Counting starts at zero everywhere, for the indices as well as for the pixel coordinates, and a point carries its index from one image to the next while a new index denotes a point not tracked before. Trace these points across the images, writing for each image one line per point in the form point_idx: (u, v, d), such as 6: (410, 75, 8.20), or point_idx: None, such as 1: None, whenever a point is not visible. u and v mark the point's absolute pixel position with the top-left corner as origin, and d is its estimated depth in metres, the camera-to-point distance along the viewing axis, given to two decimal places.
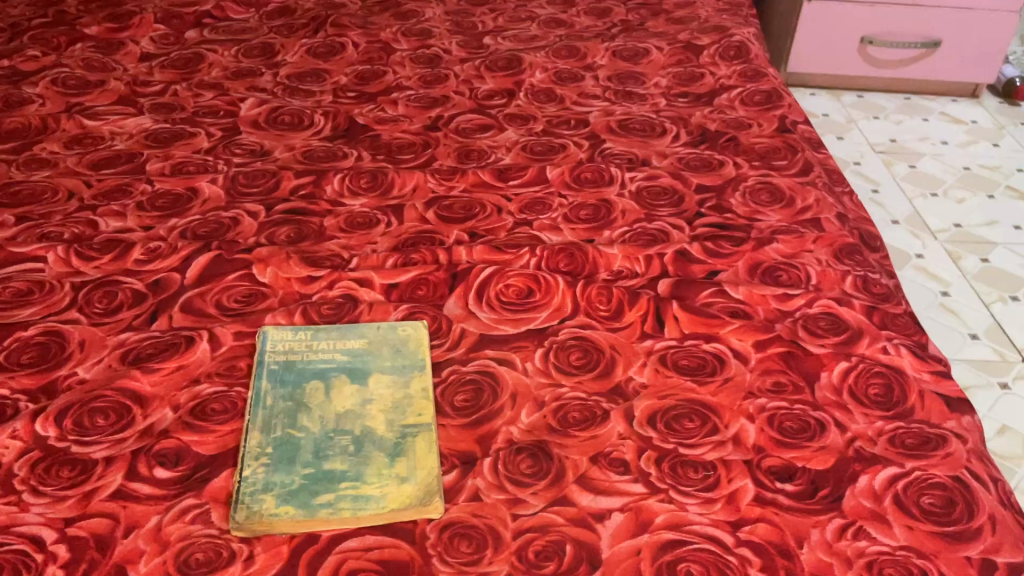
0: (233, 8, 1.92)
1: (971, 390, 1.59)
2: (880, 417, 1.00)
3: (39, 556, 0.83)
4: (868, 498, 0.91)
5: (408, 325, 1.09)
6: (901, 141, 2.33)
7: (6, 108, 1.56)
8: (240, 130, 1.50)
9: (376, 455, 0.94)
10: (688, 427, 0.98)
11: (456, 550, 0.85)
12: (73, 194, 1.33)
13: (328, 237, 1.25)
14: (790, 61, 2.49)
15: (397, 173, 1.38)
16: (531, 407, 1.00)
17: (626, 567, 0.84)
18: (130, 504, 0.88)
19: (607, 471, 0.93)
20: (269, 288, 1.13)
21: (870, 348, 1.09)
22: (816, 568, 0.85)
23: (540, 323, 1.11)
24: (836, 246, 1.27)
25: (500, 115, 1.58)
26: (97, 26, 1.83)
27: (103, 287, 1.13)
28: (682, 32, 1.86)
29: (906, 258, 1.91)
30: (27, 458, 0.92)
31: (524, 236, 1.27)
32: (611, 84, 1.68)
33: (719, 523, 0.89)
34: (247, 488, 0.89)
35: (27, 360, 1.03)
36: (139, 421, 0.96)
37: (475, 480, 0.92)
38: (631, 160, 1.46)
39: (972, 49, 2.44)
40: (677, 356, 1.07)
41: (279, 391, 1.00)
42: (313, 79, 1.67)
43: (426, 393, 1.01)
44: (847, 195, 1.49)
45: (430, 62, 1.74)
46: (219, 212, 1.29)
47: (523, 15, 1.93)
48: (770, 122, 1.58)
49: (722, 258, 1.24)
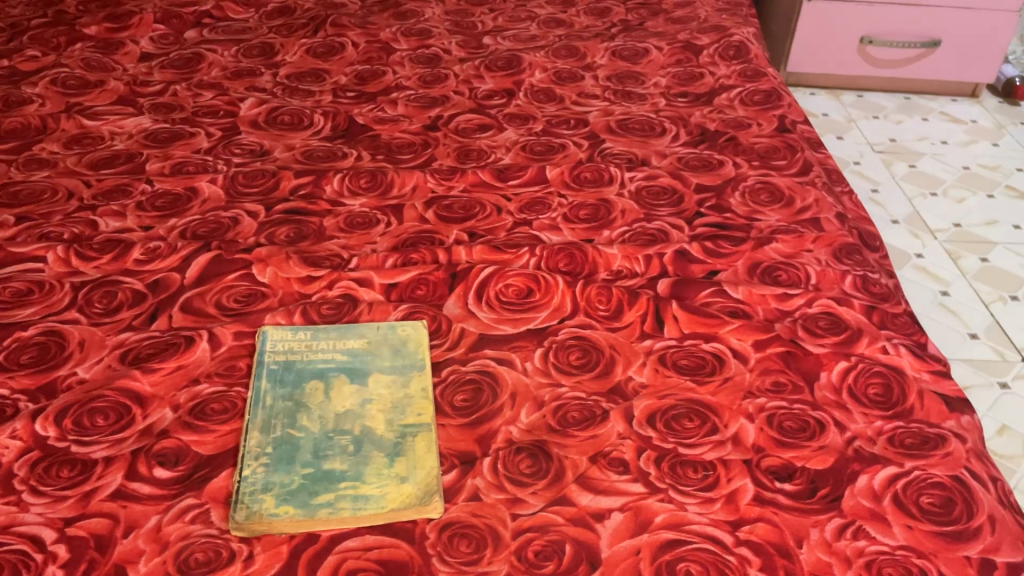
0: (233, 8, 1.92)
1: (971, 390, 1.60)
2: (880, 417, 1.00)
3: (39, 556, 0.83)
4: (868, 497, 0.91)
5: (408, 325, 1.09)
6: (901, 141, 2.33)
7: (5, 108, 1.56)
8: (239, 130, 1.50)
9: (376, 455, 0.94)
10: (687, 426, 0.98)
11: (455, 550, 0.85)
12: (73, 194, 1.33)
13: (328, 237, 1.25)
14: (790, 61, 2.49)
15: (397, 173, 1.38)
16: (530, 407, 1.00)
17: (626, 567, 0.84)
18: (130, 504, 0.88)
19: (607, 471, 0.93)
20: (269, 288, 1.13)
21: (870, 347, 1.09)
22: (816, 568, 0.85)
23: (540, 323, 1.11)
24: (835, 246, 1.27)
25: (500, 115, 1.58)
26: (97, 26, 1.82)
27: (103, 287, 1.13)
28: (682, 32, 1.85)
29: (905, 258, 1.92)
30: (27, 458, 0.92)
31: (523, 236, 1.27)
32: (611, 84, 1.68)
33: (718, 522, 0.89)
34: (247, 489, 0.90)
35: (27, 360, 1.03)
36: (139, 421, 0.96)
37: (475, 480, 0.92)
38: (631, 160, 1.46)
39: (972, 49, 2.44)
40: (676, 355, 1.07)
41: (279, 391, 1.00)
42: (313, 79, 1.67)
43: (426, 393, 1.01)
44: (847, 195, 1.49)
45: (430, 62, 1.74)
46: (219, 212, 1.29)
47: (522, 14, 1.93)
48: (769, 121, 1.58)
49: (722, 258, 1.24)
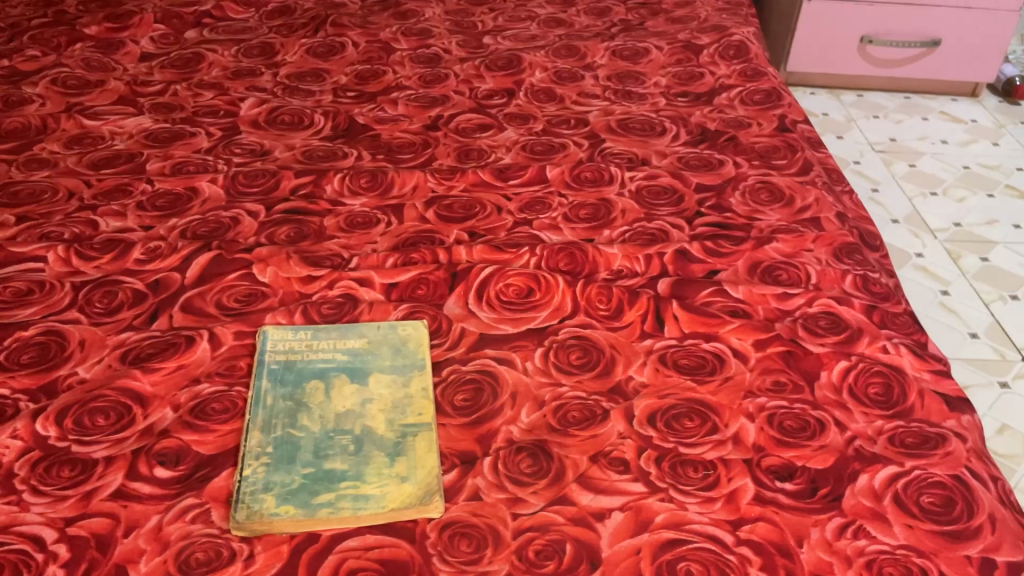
0: (233, 8, 1.92)
1: (971, 389, 1.60)
2: (880, 416, 1.00)
3: (39, 556, 0.83)
4: (868, 497, 0.91)
5: (408, 325, 1.09)
6: (901, 140, 2.33)
7: (6, 108, 1.56)
8: (240, 130, 1.51)
9: (376, 455, 0.94)
10: (687, 426, 0.98)
11: (456, 549, 0.85)
12: (73, 194, 1.33)
13: (328, 236, 1.25)
14: (790, 60, 2.49)
15: (397, 172, 1.38)
16: (530, 406, 1.00)
17: (625, 567, 0.84)
18: (130, 504, 0.88)
19: (607, 471, 0.93)
20: (269, 288, 1.13)
21: (870, 347, 1.09)
22: (816, 568, 0.85)
23: (540, 323, 1.11)
24: (835, 246, 1.27)
25: (500, 115, 1.58)
26: (97, 26, 1.82)
27: (104, 287, 1.13)
28: (682, 32, 1.85)
29: (905, 258, 1.91)
30: (27, 458, 0.92)
31: (524, 236, 1.27)
32: (611, 84, 1.68)
33: (718, 522, 0.89)
34: (247, 488, 0.90)
35: (27, 360, 1.03)
36: (139, 421, 0.96)
37: (475, 480, 0.92)
38: (631, 160, 1.46)
39: (972, 49, 2.44)
40: (676, 355, 1.07)
41: (279, 391, 1.00)
42: (313, 79, 1.67)
43: (426, 393, 1.01)
44: (847, 195, 1.49)
45: (430, 62, 1.74)
46: (219, 212, 1.29)
47: (522, 14, 1.93)
48: (769, 121, 1.58)
49: (722, 258, 1.24)
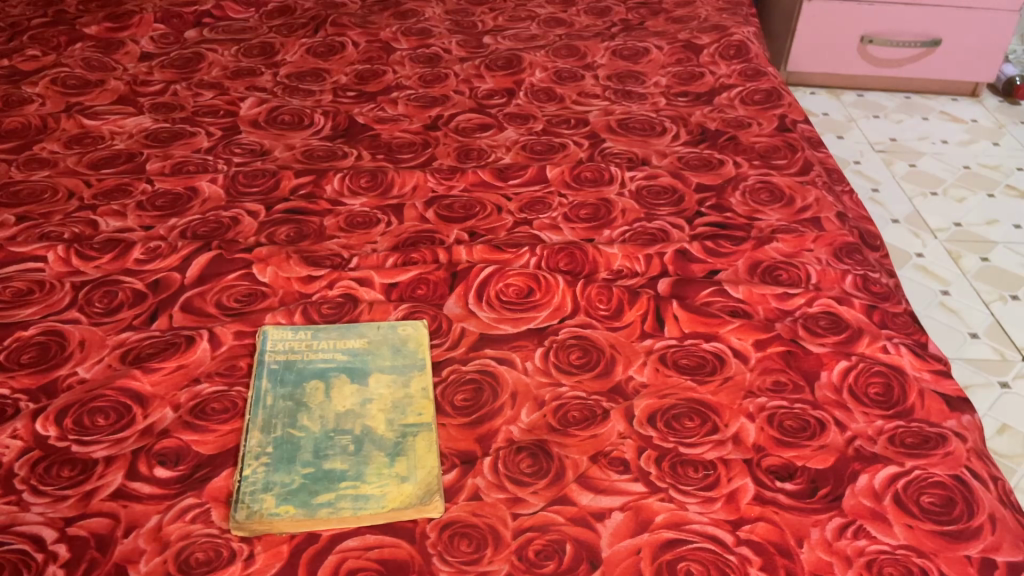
0: (233, 8, 1.92)
1: (971, 390, 1.59)
2: (881, 416, 1.00)
3: (39, 556, 0.83)
4: (869, 497, 0.91)
5: (408, 325, 1.09)
6: (901, 140, 2.33)
7: (5, 108, 1.56)
8: (239, 130, 1.50)
9: (376, 455, 0.94)
10: (687, 426, 0.98)
11: (455, 549, 0.85)
12: (73, 194, 1.33)
13: (328, 236, 1.25)
14: (791, 60, 2.49)
15: (397, 172, 1.38)
16: (530, 406, 1.00)
17: (624, 567, 0.84)
18: (130, 504, 0.88)
19: (607, 471, 0.93)
20: (269, 287, 1.13)
21: (870, 347, 1.09)
22: (817, 568, 0.85)
23: (540, 322, 1.11)
24: (835, 246, 1.27)
25: (500, 114, 1.58)
26: (97, 26, 1.82)
27: (104, 286, 1.13)
28: (682, 32, 1.85)
29: (905, 258, 1.91)
30: (27, 458, 0.92)
31: (524, 236, 1.27)
32: (611, 83, 1.68)
33: (718, 522, 0.89)
34: (249, 488, 0.90)
35: (27, 360, 1.03)
36: (139, 421, 0.96)
37: (475, 480, 0.92)
38: (631, 160, 1.46)
39: (973, 48, 2.44)
40: (676, 355, 1.07)
41: (279, 390, 1.00)
42: (313, 79, 1.67)
43: (426, 393, 1.01)
44: (846, 195, 1.49)
45: (429, 62, 1.74)
46: (219, 212, 1.28)
47: (522, 14, 1.93)
48: (769, 121, 1.58)
49: (722, 258, 1.24)
